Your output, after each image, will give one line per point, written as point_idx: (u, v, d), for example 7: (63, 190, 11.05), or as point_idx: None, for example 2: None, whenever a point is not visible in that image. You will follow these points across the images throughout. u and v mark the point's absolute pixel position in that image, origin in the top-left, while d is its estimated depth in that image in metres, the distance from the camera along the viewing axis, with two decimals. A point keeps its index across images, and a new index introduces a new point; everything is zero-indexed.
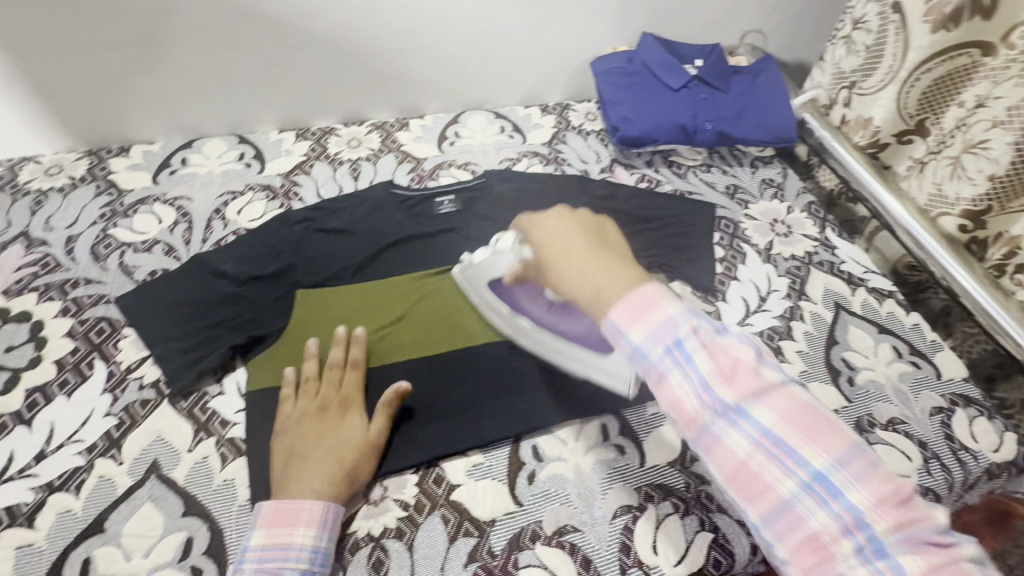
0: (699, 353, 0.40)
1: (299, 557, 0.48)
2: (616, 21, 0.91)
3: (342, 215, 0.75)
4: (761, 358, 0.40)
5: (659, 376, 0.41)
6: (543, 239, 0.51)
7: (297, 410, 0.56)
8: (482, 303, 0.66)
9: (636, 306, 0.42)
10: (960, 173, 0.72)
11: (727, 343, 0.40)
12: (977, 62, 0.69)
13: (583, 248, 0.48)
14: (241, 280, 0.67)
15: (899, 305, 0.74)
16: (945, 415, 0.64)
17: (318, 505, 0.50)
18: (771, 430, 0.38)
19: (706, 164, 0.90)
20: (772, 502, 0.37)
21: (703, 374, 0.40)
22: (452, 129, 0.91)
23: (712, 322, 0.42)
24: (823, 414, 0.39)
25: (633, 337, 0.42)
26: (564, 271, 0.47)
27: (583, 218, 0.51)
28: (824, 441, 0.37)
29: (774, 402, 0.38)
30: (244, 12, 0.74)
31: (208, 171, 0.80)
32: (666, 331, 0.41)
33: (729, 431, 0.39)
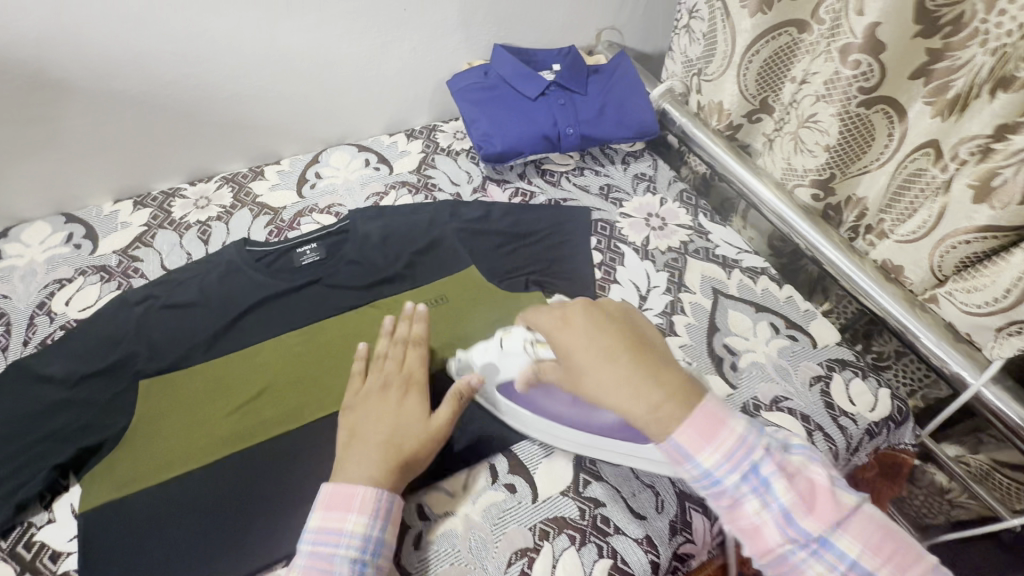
0: (777, 480, 0.42)
1: (349, 544, 0.47)
2: (462, 37, 0.89)
3: (187, 286, 0.68)
4: (831, 478, 0.44)
5: (737, 502, 0.43)
6: (573, 342, 0.49)
7: (366, 386, 0.58)
8: (497, 404, 0.60)
9: (704, 428, 0.44)
10: (802, 147, 0.74)
11: (796, 465, 0.44)
12: (797, 39, 0.73)
13: (621, 352, 0.47)
14: (71, 381, 0.59)
15: (772, 280, 0.76)
16: (823, 384, 0.66)
17: (373, 491, 0.50)
18: (854, 560, 0.40)
19: (578, 167, 0.90)
20: None
21: (783, 501, 0.42)
22: (312, 171, 0.86)
23: (777, 445, 0.45)
24: (892, 533, 0.42)
25: (704, 462, 0.43)
26: (606, 379, 0.47)
27: (609, 313, 0.52)
28: (900, 564, 0.41)
29: (852, 528, 0.41)
30: (36, 82, 0.66)
31: (29, 261, 0.71)
32: (741, 457, 0.43)
33: (812, 560, 0.41)
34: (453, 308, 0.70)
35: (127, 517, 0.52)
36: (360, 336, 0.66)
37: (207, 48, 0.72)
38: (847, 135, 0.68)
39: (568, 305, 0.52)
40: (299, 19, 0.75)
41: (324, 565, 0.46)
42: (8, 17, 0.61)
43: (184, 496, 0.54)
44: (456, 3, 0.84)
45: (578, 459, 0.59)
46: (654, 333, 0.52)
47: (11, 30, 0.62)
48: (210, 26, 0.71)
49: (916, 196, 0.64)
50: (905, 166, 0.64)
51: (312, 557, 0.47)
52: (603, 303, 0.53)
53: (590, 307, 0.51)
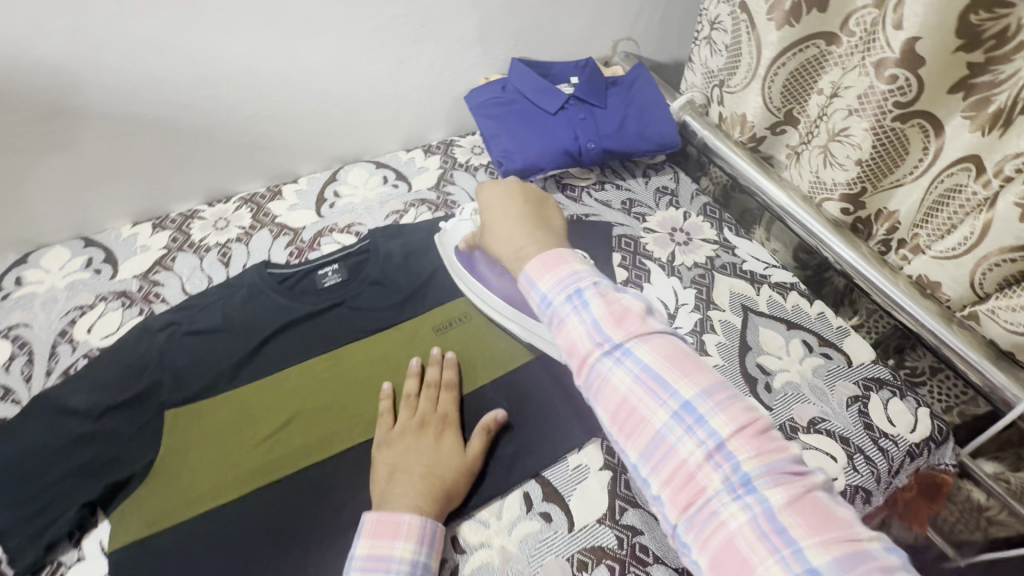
0: (595, 300, 0.45)
1: (400, 569, 0.47)
2: (480, 51, 0.87)
3: (209, 312, 0.67)
4: (650, 312, 0.46)
5: (561, 321, 0.46)
6: (489, 203, 0.60)
7: (399, 426, 0.57)
8: (451, 266, 0.72)
9: (549, 263, 0.49)
10: (832, 161, 0.72)
11: (622, 295, 0.46)
12: (825, 51, 0.71)
13: (513, 216, 0.57)
14: (95, 413, 0.58)
15: (801, 296, 0.75)
16: (861, 404, 0.64)
17: (419, 518, 0.50)
18: (650, 368, 0.42)
19: (598, 181, 0.89)
20: (647, 432, 0.40)
21: (597, 318, 0.44)
22: (330, 189, 0.85)
23: (613, 283, 0.47)
24: (697, 360, 0.43)
25: (542, 287, 0.48)
26: (497, 231, 0.57)
27: (526, 192, 0.60)
28: (694, 377, 0.41)
29: (654, 344, 0.43)
30: (54, 109, 0.65)
31: (49, 287, 0.70)
32: (570, 282, 0.47)
33: (614, 367, 0.42)
34: (476, 327, 0.69)
35: (157, 554, 0.52)
36: (386, 359, 0.65)
37: (226, 71, 0.71)
38: (881, 148, 0.67)
39: (493, 181, 0.62)
40: (317, 39, 0.74)
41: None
42: (26, 46, 0.60)
43: (217, 532, 0.53)
44: (475, 18, 0.83)
45: (613, 486, 0.57)
46: (558, 210, 0.59)
47: (30, 58, 0.61)
48: (228, 49, 0.70)
49: (954, 212, 0.63)
50: (942, 180, 0.63)
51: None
52: (527, 187, 0.61)
53: (509, 185, 0.61)
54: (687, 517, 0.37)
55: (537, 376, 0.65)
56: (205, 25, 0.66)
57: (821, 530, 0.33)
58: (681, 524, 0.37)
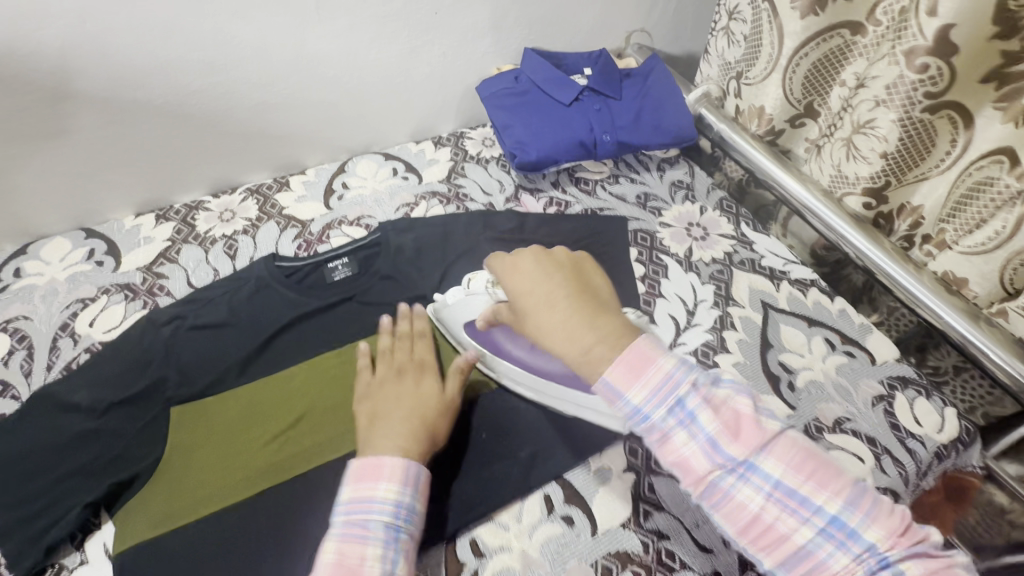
0: (703, 411, 0.43)
1: (382, 510, 0.46)
2: (493, 40, 0.85)
3: (215, 305, 0.65)
4: (757, 408, 0.44)
5: (664, 436, 0.43)
6: (524, 288, 0.53)
7: (377, 376, 0.58)
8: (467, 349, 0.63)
9: (632, 367, 0.45)
10: (856, 154, 0.70)
11: (725, 397, 0.44)
12: (849, 41, 0.69)
13: (562, 299, 0.50)
14: (97, 410, 0.56)
15: (823, 293, 0.73)
16: (887, 403, 0.63)
17: (401, 460, 0.49)
18: (780, 482, 0.41)
19: (613, 175, 0.87)
20: (790, 549, 0.40)
21: (710, 432, 0.42)
22: (339, 181, 0.83)
23: (708, 378, 0.46)
24: (822, 458, 0.43)
25: (633, 399, 0.44)
26: (545, 317, 0.50)
27: (559, 263, 0.55)
28: (833, 486, 0.41)
29: (779, 453, 0.42)
30: (57, 93, 0.63)
31: (50, 279, 0.68)
32: (667, 391, 0.44)
33: (741, 486, 0.41)
34: None
35: (165, 556, 0.50)
36: None
37: (233, 57, 0.69)
38: (908, 140, 0.65)
39: (521, 255, 0.56)
40: (328, 25, 0.71)
41: (359, 532, 0.45)
42: (29, 27, 0.57)
43: (228, 534, 0.51)
44: (488, 5, 0.80)
45: (636, 488, 0.56)
46: (598, 280, 0.55)
47: (34, 40, 0.58)
48: (237, 34, 0.67)
49: (984, 206, 0.61)
50: (970, 173, 0.62)
51: (346, 526, 0.45)
52: (557, 256, 0.56)
53: (541, 259, 0.55)
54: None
55: None
56: (215, 8, 0.64)
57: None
58: None
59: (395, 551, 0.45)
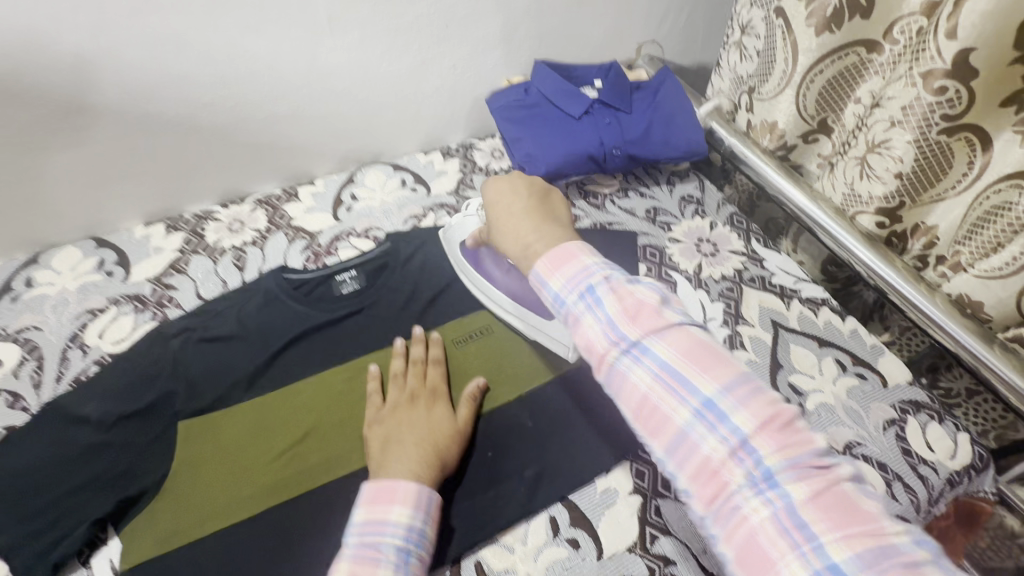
0: (608, 297, 0.43)
1: (396, 533, 0.46)
2: (503, 52, 0.85)
3: (224, 318, 0.65)
4: (665, 303, 0.43)
5: (575, 319, 0.44)
6: (494, 201, 0.57)
7: (390, 400, 0.58)
8: (457, 263, 0.70)
9: (556, 260, 0.46)
10: (869, 173, 0.70)
11: (635, 288, 0.44)
12: (866, 59, 0.68)
13: (520, 213, 0.54)
14: (106, 423, 0.56)
15: (834, 312, 0.72)
16: (898, 428, 0.62)
17: (416, 483, 0.49)
18: (669, 364, 0.40)
19: (622, 189, 0.86)
20: (670, 431, 0.39)
21: (612, 315, 0.42)
22: (348, 192, 0.83)
23: (626, 274, 0.45)
24: (717, 350, 0.41)
25: (554, 286, 0.46)
26: (504, 226, 0.55)
27: (531, 181, 0.57)
28: (716, 373, 0.39)
29: (673, 339, 0.41)
30: (71, 106, 0.63)
31: (60, 288, 0.68)
32: (581, 279, 0.44)
33: (632, 366, 0.41)
34: (499, 342, 0.66)
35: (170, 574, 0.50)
36: None
37: (246, 68, 0.69)
38: (923, 162, 0.64)
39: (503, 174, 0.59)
40: (340, 38, 0.71)
41: (373, 553, 0.44)
42: (45, 40, 0.58)
43: (233, 551, 0.51)
44: (500, 19, 0.80)
45: (643, 512, 0.55)
46: (567, 206, 0.57)
47: (50, 53, 0.59)
48: (251, 47, 0.67)
49: (1000, 230, 0.60)
50: (988, 197, 0.61)
51: (360, 547, 0.44)
52: (536, 179, 0.58)
53: (517, 177, 0.58)
54: (716, 517, 0.36)
55: (564, 394, 0.62)
56: (229, 22, 0.64)
57: (849, 528, 0.32)
58: (711, 523, 0.36)
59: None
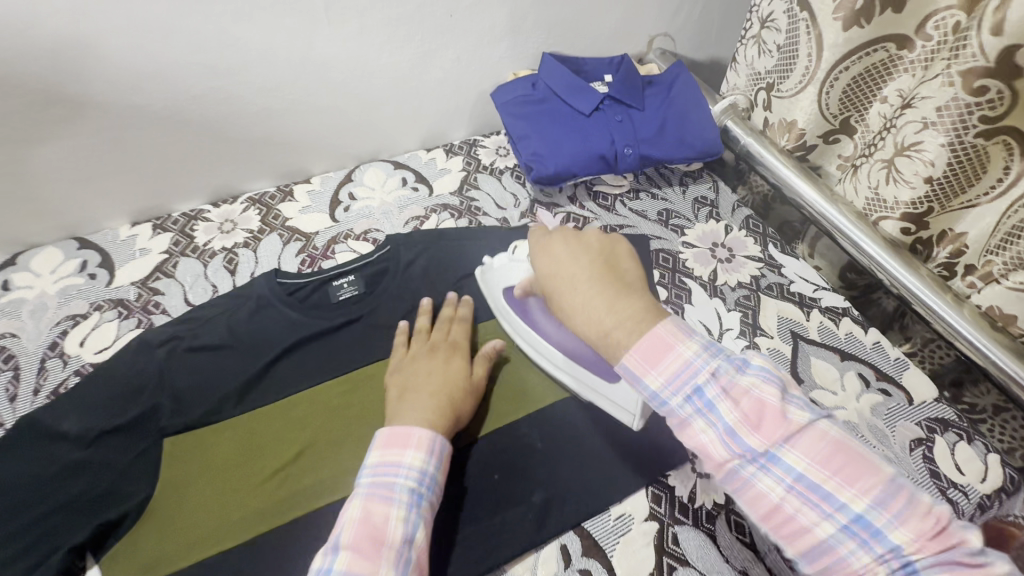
0: (721, 400, 0.40)
1: (408, 475, 0.46)
2: (510, 44, 0.80)
3: (214, 325, 0.61)
4: (786, 396, 0.40)
5: (683, 423, 0.41)
6: (549, 270, 0.51)
7: (413, 352, 0.59)
8: (500, 311, 0.64)
9: (650, 354, 0.42)
10: (896, 177, 0.66)
11: (748, 384, 0.40)
12: (895, 56, 0.65)
13: (586, 281, 0.48)
14: (86, 439, 0.53)
15: (856, 323, 0.69)
16: (925, 448, 0.59)
17: (429, 431, 0.49)
18: (805, 476, 0.37)
19: (633, 190, 0.83)
20: (811, 544, 0.36)
21: (728, 421, 0.39)
22: (346, 191, 0.79)
23: (733, 362, 0.41)
24: (857, 452, 0.37)
25: (651, 385, 0.42)
26: (568, 301, 0.48)
27: (587, 242, 0.52)
28: (863, 483, 0.36)
29: (805, 445, 0.37)
30: (48, 98, 0.59)
31: (39, 292, 0.64)
32: (684, 378, 0.41)
33: (762, 477, 0.38)
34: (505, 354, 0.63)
35: None
36: None
37: (237, 59, 0.65)
38: (956, 167, 0.60)
39: (555, 234, 0.54)
40: (339, 27, 0.67)
41: (385, 491, 0.45)
42: (19, 25, 0.53)
43: None
44: (507, 9, 0.76)
45: (660, 539, 0.52)
46: (634, 262, 0.51)
47: (23, 41, 0.54)
48: (243, 36, 0.63)
49: None
50: None
51: (372, 486, 0.45)
52: (590, 235, 0.53)
53: (572, 239, 0.52)
54: None
55: (574, 410, 0.59)
56: (219, 8, 0.60)
57: None
58: None
59: (418, 517, 0.44)
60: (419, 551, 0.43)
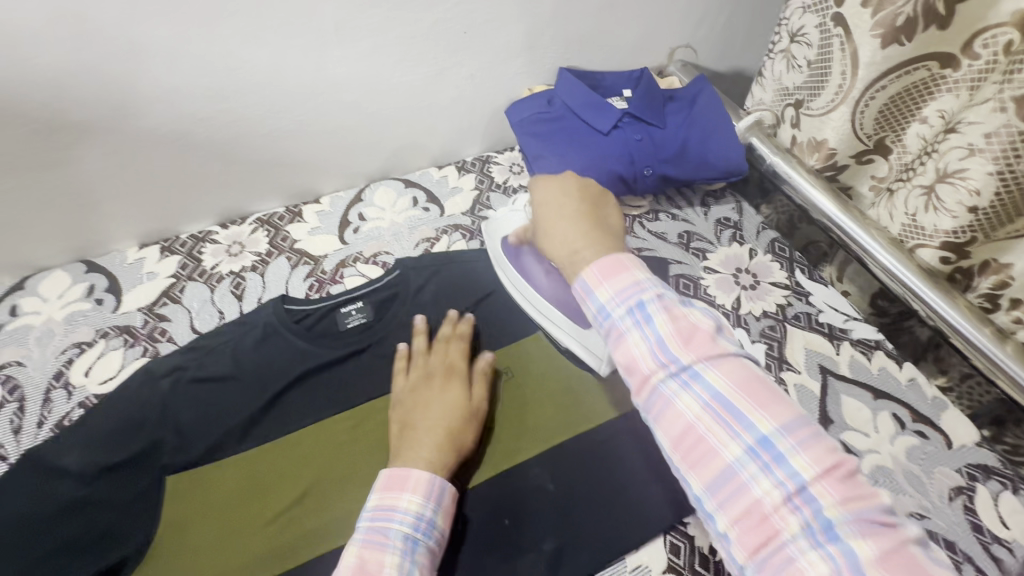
0: (660, 315, 0.41)
1: (404, 520, 0.45)
2: (526, 60, 0.78)
3: (219, 354, 0.60)
4: (718, 331, 0.42)
5: (619, 334, 0.43)
6: (541, 199, 0.54)
7: (410, 380, 0.57)
8: (496, 259, 0.66)
9: (606, 268, 0.44)
10: (936, 204, 0.62)
11: (689, 311, 0.42)
12: (937, 76, 0.60)
13: (571, 215, 0.51)
14: (87, 476, 0.52)
15: (889, 357, 0.65)
16: (966, 498, 0.55)
17: (428, 472, 0.48)
18: (721, 396, 0.38)
19: (651, 210, 0.79)
20: (715, 465, 0.37)
21: (661, 333, 0.41)
22: (355, 212, 0.77)
23: (679, 295, 0.44)
24: (773, 387, 0.39)
25: (600, 296, 0.44)
26: (552, 230, 0.51)
27: (584, 184, 0.54)
28: (773, 410, 0.37)
29: (727, 369, 0.39)
30: (55, 124, 0.57)
31: (45, 319, 0.63)
32: (631, 294, 0.43)
33: (681, 393, 0.39)
34: (515, 388, 0.60)
35: None
36: None
37: (246, 82, 0.63)
38: (1003, 197, 0.57)
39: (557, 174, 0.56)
40: (349, 47, 0.65)
41: (380, 538, 0.44)
42: (23, 52, 0.52)
43: None
44: (524, 24, 0.73)
45: None
46: (620, 216, 0.53)
47: (29, 68, 0.53)
48: (251, 58, 0.61)
49: None
50: None
51: (368, 532, 0.45)
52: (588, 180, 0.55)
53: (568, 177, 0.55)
54: (758, 557, 0.34)
55: (590, 450, 0.57)
56: (227, 32, 0.58)
57: (891, 555, 0.31)
58: (751, 568, 0.34)
59: (413, 564, 0.44)
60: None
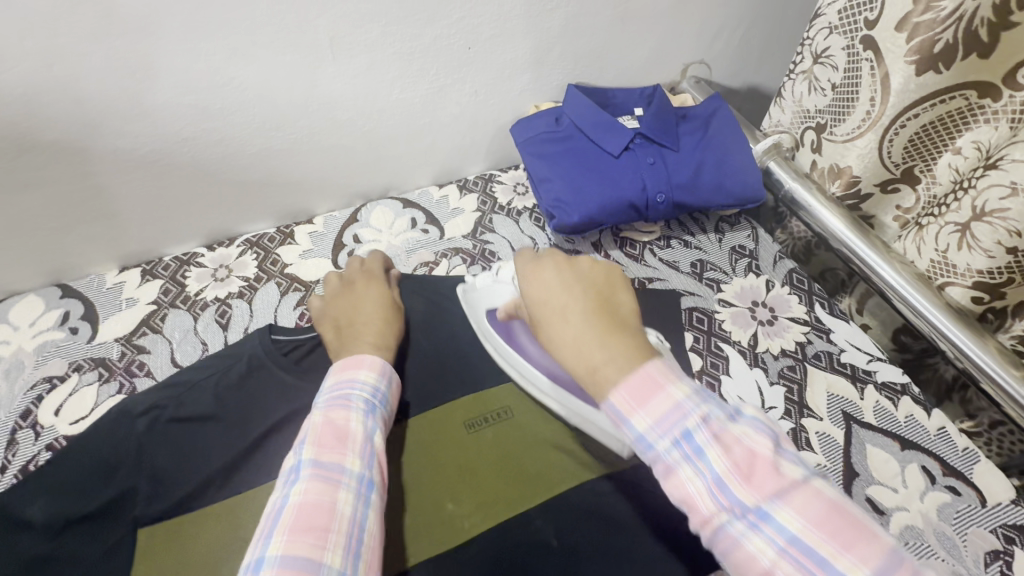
0: (710, 446, 0.33)
1: (364, 389, 0.46)
2: (533, 77, 0.73)
3: (199, 392, 0.55)
4: (780, 450, 0.33)
5: (666, 469, 0.34)
6: (535, 292, 0.43)
7: (335, 292, 0.61)
8: (482, 330, 0.60)
9: (636, 388, 0.36)
10: (971, 243, 0.58)
11: (739, 431, 0.34)
12: (974, 105, 0.57)
13: (580, 316, 0.40)
14: (52, 530, 0.47)
15: (916, 404, 0.61)
16: (1003, 563, 0.51)
17: (381, 358, 0.50)
18: (798, 538, 0.29)
19: (663, 237, 0.75)
20: None
21: (716, 469, 0.32)
22: (350, 233, 0.73)
23: (724, 407, 0.35)
24: (860, 516, 0.30)
25: (637, 426, 0.35)
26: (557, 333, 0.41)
27: (583, 271, 0.44)
28: (863, 551, 0.28)
29: (800, 502, 0.30)
30: (22, 144, 0.53)
31: (15, 349, 0.59)
32: (673, 420, 0.34)
33: (749, 538, 0.30)
34: (518, 432, 0.57)
35: None
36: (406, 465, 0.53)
37: (234, 99, 0.59)
38: None
39: (545, 258, 0.46)
40: (345, 63, 0.61)
41: (343, 400, 0.44)
42: None
43: None
44: (531, 40, 0.69)
45: None
46: (632, 297, 0.43)
47: None
48: (238, 75, 0.57)
49: None
50: None
51: (330, 399, 0.44)
52: (583, 262, 0.45)
53: (560, 263, 0.45)
54: None
55: (598, 505, 0.53)
56: (212, 47, 0.54)
57: None
58: None
59: (375, 424, 0.44)
60: (381, 452, 0.43)
